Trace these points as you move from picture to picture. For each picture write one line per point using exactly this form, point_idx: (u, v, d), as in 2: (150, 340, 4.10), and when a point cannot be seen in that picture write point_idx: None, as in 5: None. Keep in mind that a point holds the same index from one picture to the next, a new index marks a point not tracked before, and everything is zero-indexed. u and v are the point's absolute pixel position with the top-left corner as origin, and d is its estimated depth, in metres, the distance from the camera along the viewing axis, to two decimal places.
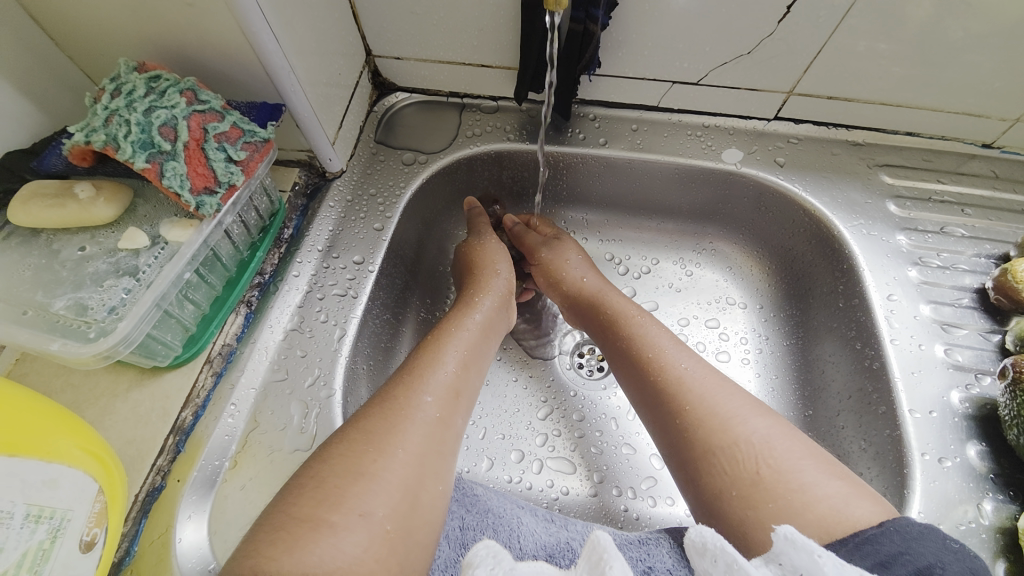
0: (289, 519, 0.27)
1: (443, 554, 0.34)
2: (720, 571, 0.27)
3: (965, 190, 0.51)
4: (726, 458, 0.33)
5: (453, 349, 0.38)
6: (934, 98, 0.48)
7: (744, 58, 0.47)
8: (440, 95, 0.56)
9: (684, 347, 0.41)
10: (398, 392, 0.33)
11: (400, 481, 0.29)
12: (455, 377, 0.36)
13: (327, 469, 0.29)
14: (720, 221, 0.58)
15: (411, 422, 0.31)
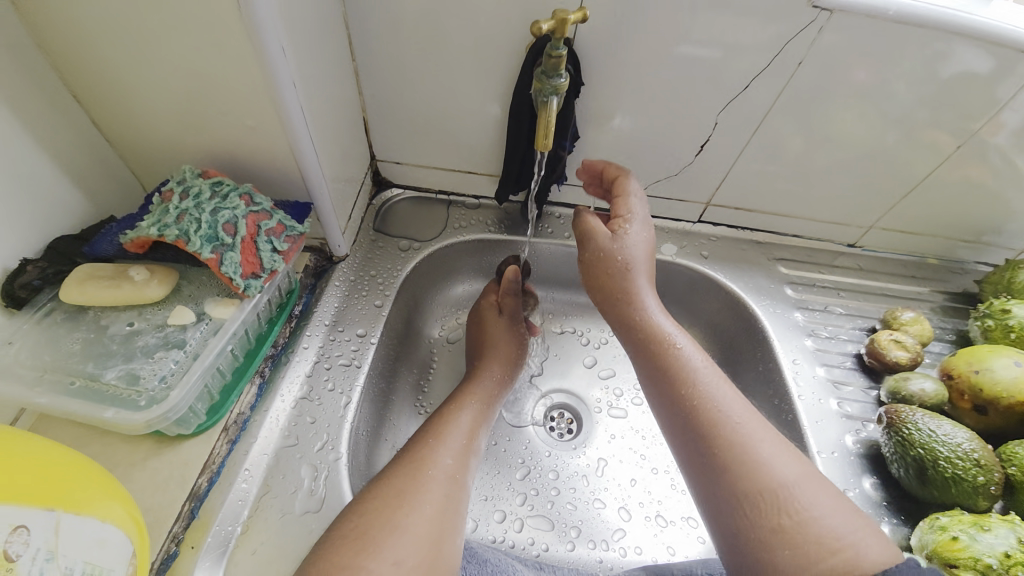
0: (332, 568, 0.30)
1: None
2: None
3: (839, 279, 0.67)
4: (762, 501, 0.38)
5: (466, 413, 0.44)
6: (808, 210, 0.65)
7: (674, 176, 0.62)
8: (430, 192, 0.66)
9: (729, 387, 0.45)
10: (423, 451, 0.38)
11: (428, 533, 0.34)
12: (468, 439, 0.41)
13: (361, 524, 0.33)
14: (663, 300, 0.70)
15: (433, 479, 0.36)
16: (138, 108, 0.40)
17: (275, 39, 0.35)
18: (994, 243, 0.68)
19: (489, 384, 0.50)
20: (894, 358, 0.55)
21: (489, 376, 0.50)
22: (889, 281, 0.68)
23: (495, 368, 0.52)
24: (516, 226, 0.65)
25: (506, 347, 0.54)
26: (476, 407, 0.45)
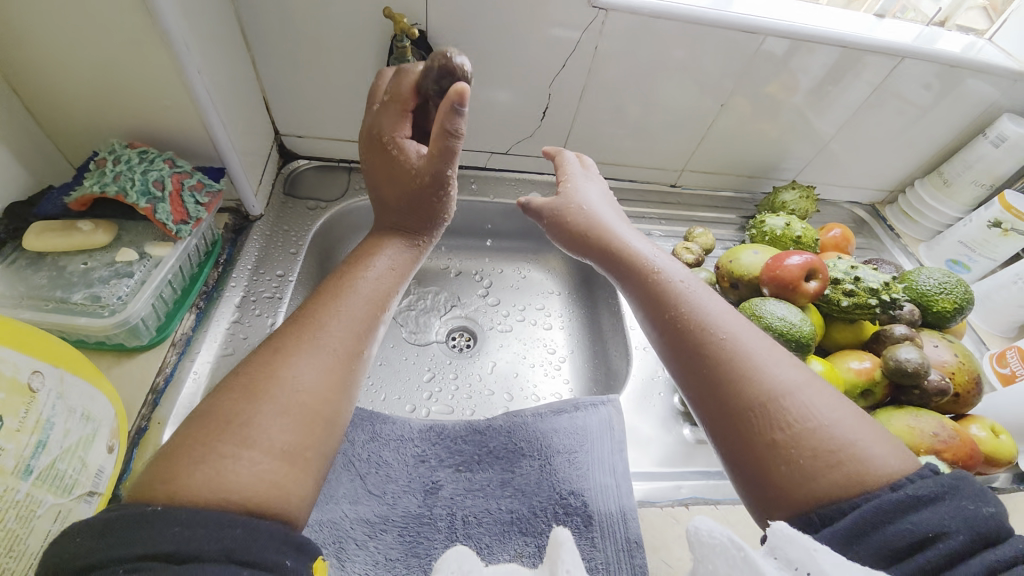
0: (208, 423, 0.32)
1: (357, 450, 0.49)
2: (721, 557, 0.35)
3: (663, 211, 0.87)
4: (782, 418, 0.37)
5: (370, 268, 0.44)
6: (634, 159, 0.85)
7: (529, 137, 0.79)
8: (333, 161, 0.79)
9: (724, 309, 0.45)
10: (317, 310, 0.39)
11: (313, 395, 0.35)
12: (369, 300, 0.42)
13: (241, 385, 0.34)
14: (536, 238, 0.87)
15: (315, 342, 0.37)
16: (69, 94, 0.50)
17: (182, 38, 0.47)
18: (771, 177, 0.92)
19: (400, 245, 0.48)
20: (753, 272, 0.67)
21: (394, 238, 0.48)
22: (700, 211, 0.89)
23: (402, 215, 0.48)
24: None
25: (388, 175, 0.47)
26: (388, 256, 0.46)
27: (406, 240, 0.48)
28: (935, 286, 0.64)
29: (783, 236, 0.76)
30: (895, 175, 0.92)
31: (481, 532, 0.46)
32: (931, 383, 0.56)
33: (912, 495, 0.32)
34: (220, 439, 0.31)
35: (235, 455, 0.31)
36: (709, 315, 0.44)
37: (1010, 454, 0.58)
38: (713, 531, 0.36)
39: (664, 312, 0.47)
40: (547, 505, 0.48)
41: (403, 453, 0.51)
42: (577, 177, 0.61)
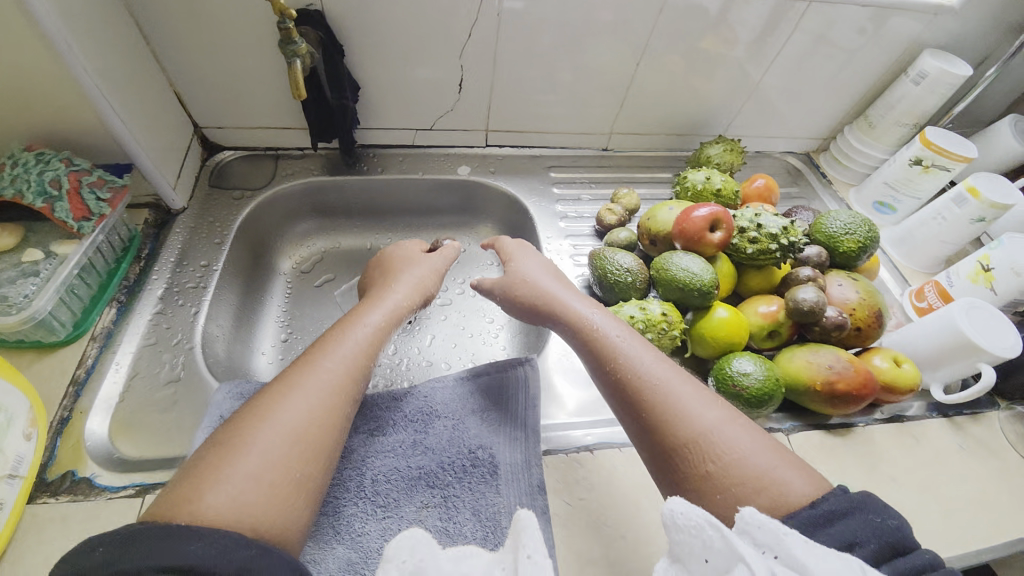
0: (219, 451, 0.38)
1: None
2: (699, 543, 0.33)
3: (595, 174, 0.88)
4: (697, 454, 0.41)
5: (365, 320, 0.52)
6: (562, 125, 0.85)
7: (451, 112, 0.79)
8: (258, 150, 0.80)
9: (652, 354, 0.49)
10: (316, 353, 0.47)
11: (305, 424, 0.41)
12: (367, 340, 0.50)
13: (248, 417, 0.40)
14: (472, 212, 0.89)
15: (308, 380, 0.44)
16: None
17: (60, 35, 0.48)
18: (702, 132, 0.92)
19: (388, 301, 0.57)
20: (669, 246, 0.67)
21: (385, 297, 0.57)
22: (631, 172, 0.90)
23: (403, 287, 0.60)
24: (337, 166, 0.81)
25: (401, 277, 0.62)
26: (382, 309, 0.55)
27: (407, 301, 0.59)
28: (841, 228, 0.66)
29: (703, 190, 0.77)
30: (826, 120, 0.92)
31: (388, 487, 0.49)
32: (828, 319, 0.59)
33: (825, 510, 0.34)
34: (228, 457, 0.37)
35: (230, 476, 0.36)
36: (634, 359, 0.48)
37: (912, 381, 0.60)
38: (685, 511, 0.34)
39: (598, 363, 0.50)
40: (457, 460, 0.52)
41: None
42: (518, 254, 0.65)
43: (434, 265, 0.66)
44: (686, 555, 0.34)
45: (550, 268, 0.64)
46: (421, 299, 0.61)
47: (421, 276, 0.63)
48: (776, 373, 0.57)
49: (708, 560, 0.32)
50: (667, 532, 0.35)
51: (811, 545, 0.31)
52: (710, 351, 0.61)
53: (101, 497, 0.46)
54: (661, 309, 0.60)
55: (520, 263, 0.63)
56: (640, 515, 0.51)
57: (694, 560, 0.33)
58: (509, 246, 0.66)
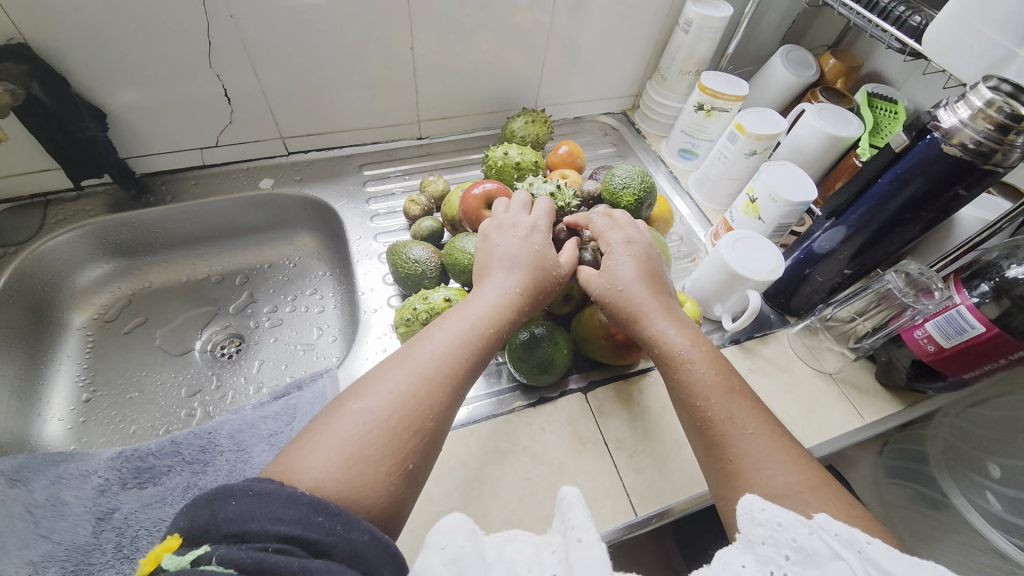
0: (332, 411, 0.42)
1: (34, 497, 0.48)
2: (778, 538, 0.39)
3: (411, 165, 0.87)
4: (750, 467, 0.44)
5: (481, 302, 0.51)
6: (363, 121, 0.83)
7: (231, 124, 0.76)
8: (23, 199, 0.72)
9: (720, 371, 0.50)
10: (426, 336, 0.48)
11: (403, 404, 0.42)
12: (471, 323, 0.49)
13: (350, 396, 0.42)
14: (292, 224, 0.85)
15: (410, 362, 0.45)
16: None
17: None
18: (512, 107, 0.92)
19: (504, 294, 0.52)
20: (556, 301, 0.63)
21: (502, 266, 0.54)
22: (448, 156, 0.89)
23: (511, 279, 0.53)
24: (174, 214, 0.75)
25: (507, 254, 0.54)
26: (502, 274, 0.53)
27: (518, 292, 0.52)
28: (621, 183, 0.69)
29: (504, 165, 0.77)
30: (627, 78, 0.95)
31: (151, 540, 0.47)
32: None
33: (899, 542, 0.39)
34: (323, 429, 0.40)
35: (331, 445, 0.38)
36: (697, 368, 0.50)
37: (693, 319, 0.64)
38: (767, 508, 0.40)
39: (662, 366, 0.52)
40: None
41: (85, 487, 0.50)
42: (617, 249, 0.58)
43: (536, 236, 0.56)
44: (763, 545, 0.39)
45: (645, 260, 0.58)
46: (536, 299, 0.54)
47: (527, 262, 0.54)
48: (559, 336, 0.59)
49: (790, 557, 0.38)
50: (746, 526, 0.41)
51: (890, 554, 0.36)
52: None
53: None
54: (444, 294, 0.59)
55: (618, 258, 0.57)
56: (430, 505, 0.51)
57: (774, 554, 0.38)
58: (613, 237, 0.59)
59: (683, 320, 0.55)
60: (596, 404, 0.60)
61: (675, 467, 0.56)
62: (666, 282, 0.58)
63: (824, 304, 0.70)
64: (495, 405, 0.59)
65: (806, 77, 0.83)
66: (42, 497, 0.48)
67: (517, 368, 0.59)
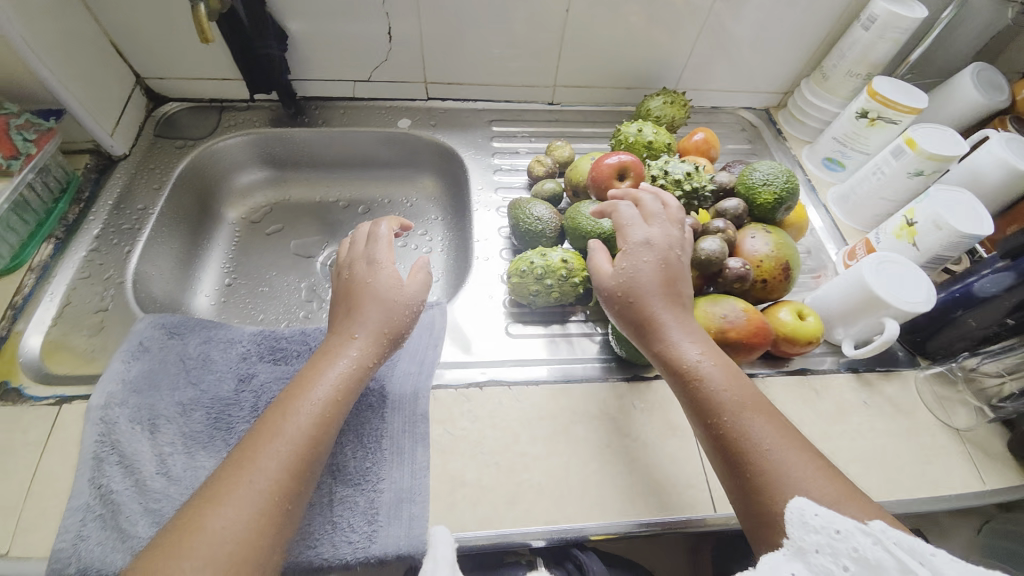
0: (159, 551, 0.35)
1: (188, 351, 0.58)
2: (836, 546, 0.37)
3: (538, 129, 0.87)
4: (776, 487, 0.41)
5: (316, 391, 0.45)
6: (502, 77, 0.85)
7: (385, 62, 0.80)
8: (204, 101, 0.82)
9: (740, 387, 0.47)
10: (253, 446, 0.41)
11: (235, 539, 0.36)
12: (313, 415, 0.43)
13: (159, 548, 0.35)
14: (419, 165, 0.90)
15: (251, 478, 0.39)
16: None
17: None
18: (651, 86, 0.89)
19: (351, 360, 0.48)
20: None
21: (349, 349, 0.48)
22: (577, 126, 0.89)
23: (359, 342, 0.49)
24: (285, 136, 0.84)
25: (360, 317, 0.50)
26: (347, 359, 0.48)
27: (358, 363, 0.48)
28: (760, 179, 0.65)
29: (636, 142, 0.75)
30: (781, 75, 0.89)
31: None
32: (729, 271, 0.60)
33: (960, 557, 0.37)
34: None
35: None
36: (709, 383, 0.47)
37: (813, 335, 0.60)
38: (820, 514, 0.38)
39: (680, 385, 0.48)
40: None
41: (230, 351, 0.58)
42: (637, 249, 0.53)
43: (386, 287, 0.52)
44: (817, 553, 0.38)
45: (668, 262, 0.52)
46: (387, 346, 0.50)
47: (379, 324, 0.50)
48: None
49: (849, 567, 0.36)
50: (796, 532, 0.39)
51: (958, 561, 0.34)
52: None
53: (27, 403, 0.51)
54: (561, 256, 0.61)
55: (637, 260, 0.52)
56: (516, 448, 0.53)
57: (831, 564, 0.37)
58: (634, 234, 0.53)
59: (699, 334, 0.50)
60: None
61: None
62: (686, 288, 0.53)
63: (968, 354, 0.63)
64: (589, 371, 0.60)
65: (996, 101, 0.73)
66: (193, 355, 0.57)
67: (618, 342, 0.59)
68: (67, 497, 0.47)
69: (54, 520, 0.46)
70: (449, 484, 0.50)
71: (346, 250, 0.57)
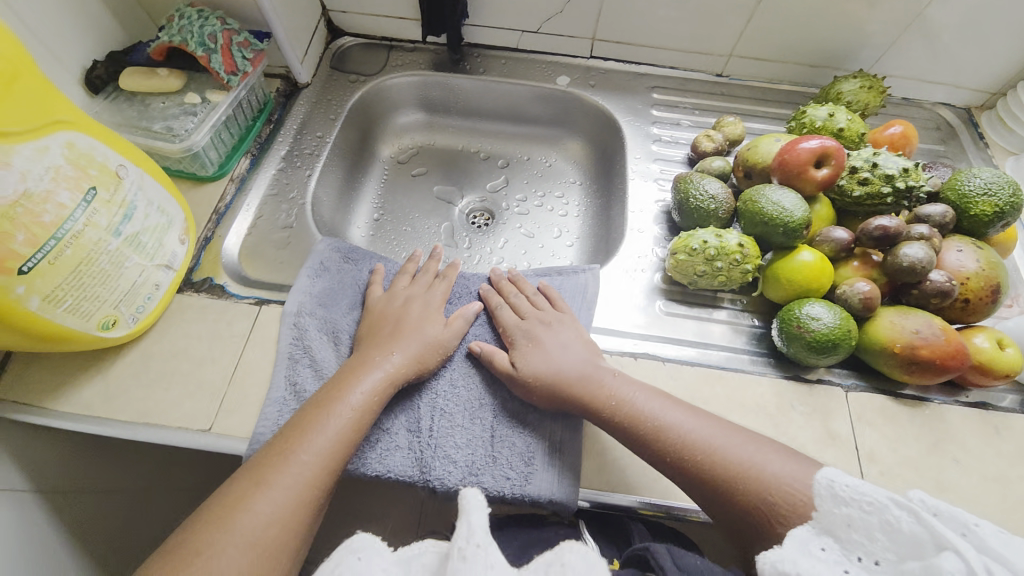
0: (204, 530, 0.39)
1: (358, 278, 0.61)
2: (864, 515, 0.36)
3: (702, 101, 0.82)
4: (776, 521, 0.40)
5: (350, 397, 0.47)
6: (675, 42, 0.80)
7: (560, 14, 0.77)
8: (376, 38, 0.85)
9: (725, 432, 0.45)
10: (289, 440, 0.44)
11: (270, 523, 0.40)
12: (347, 421, 0.46)
13: (210, 519, 0.40)
14: (566, 126, 0.88)
15: (287, 468, 0.43)
16: None
17: None
18: (839, 66, 0.81)
19: (384, 372, 0.49)
20: (845, 296, 0.56)
21: (387, 362, 0.50)
22: (744, 103, 0.83)
23: (395, 356, 0.51)
24: (430, 97, 0.87)
25: (401, 335, 0.52)
26: (381, 372, 0.49)
27: (394, 372, 0.50)
28: (979, 187, 0.57)
29: (823, 128, 0.69)
30: (1001, 70, 0.77)
31: None
32: (930, 283, 0.54)
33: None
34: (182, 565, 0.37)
35: None
36: (670, 426, 0.46)
37: (1012, 368, 0.54)
38: (852, 486, 0.37)
39: (645, 447, 0.47)
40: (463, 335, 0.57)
41: None
42: (520, 333, 0.55)
43: (422, 322, 0.54)
44: (848, 528, 0.36)
45: (547, 337, 0.54)
46: (422, 369, 0.52)
47: (417, 345, 0.52)
48: (850, 326, 0.54)
49: (880, 540, 0.35)
50: (826, 505, 0.38)
51: (998, 534, 0.33)
52: (783, 294, 0.59)
53: (230, 299, 0.57)
54: (739, 240, 0.57)
55: (535, 341, 0.54)
56: None
57: (861, 538, 0.36)
58: (510, 319, 0.56)
59: (637, 389, 0.50)
60: (859, 407, 0.55)
61: None
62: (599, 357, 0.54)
63: None
64: (743, 363, 0.59)
65: None
66: (361, 282, 0.61)
67: (785, 339, 0.56)
68: (265, 388, 0.52)
69: (253, 406, 0.51)
70: (599, 447, 0.52)
71: (402, 285, 0.59)
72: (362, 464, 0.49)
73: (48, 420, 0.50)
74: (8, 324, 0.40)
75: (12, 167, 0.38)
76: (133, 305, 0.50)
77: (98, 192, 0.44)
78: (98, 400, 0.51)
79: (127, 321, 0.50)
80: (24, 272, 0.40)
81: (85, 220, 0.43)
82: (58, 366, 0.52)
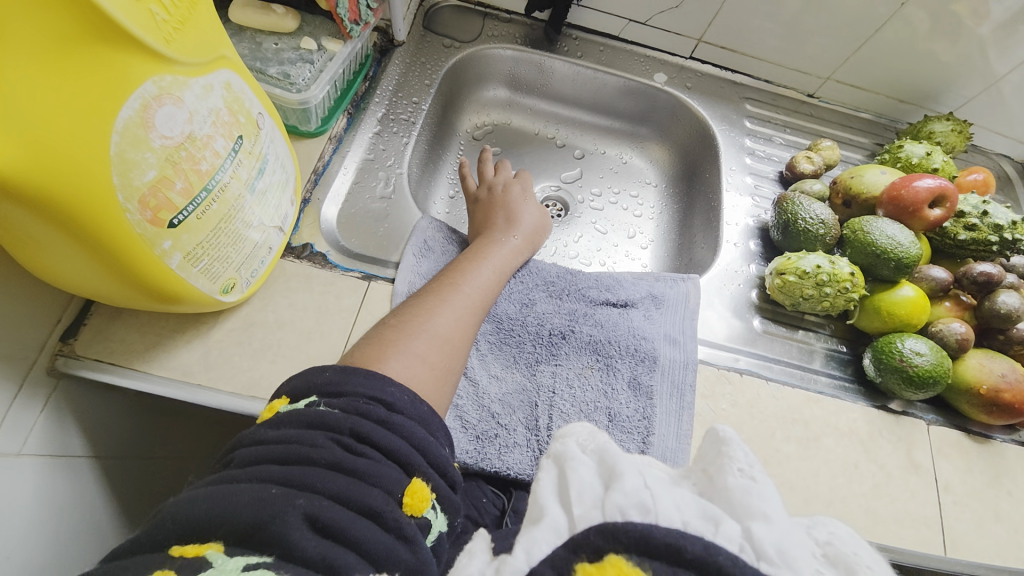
0: (362, 359, 0.40)
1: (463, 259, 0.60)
2: None
3: (792, 120, 0.83)
4: None
5: (482, 266, 0.55)
6: (776, 58, 0.80)
7: (674, 9, 0.75)
8: (471, 4, 0.80)
9: None
10: (435, 295, 0.49)
11: (426, 357, 0.43)
12: (477, 292, 0.52)
13: (370, 346, 0.42)
14: (650, 124, 0.87)
15: (434, 317, 0.46)
16: None
17: None
18: (927, 105, 0.82)
19: (506, 246, 0.59)
20: (940, 335, 0.58)
21: (504, 244, 0.59)
22: (832, 127, 0.83)
23: (512, 237, 0.60)
24: (518, 74, 0.84)
25: (513, 222, 0.62)
26: (494, 265, 0.56)
27: (512, 250, 0.59)
28: None
29: (919, 165, 0.70)
30: None
31: (563, 341, 0.56)
32: (1018, 331, 0.58)
33: None
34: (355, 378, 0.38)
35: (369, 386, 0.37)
36: None
37: None
38: None
39: None
40: (569, 328, 0.57)
41: (527, 281, 0.60)
42: None
43: (524, 211, 0.65)
44: None
45: None
46: (531, 252, 0.62)
47: (526, 229, 0.62)
48: (946, 363, 0.56)
49: None
50: None
51: None
52: (878, 325, 0.61)
53: (334, 270, 0.54)
54: (850, 268, 0.59)
55: None
56: (772, 441, 0.54)
57: None
58: None
59: None
60: (936, 439, 0.58)
61: (992, 531, 0.55)
62: None
63: None
64: (831, 386, 0.61)
65: None
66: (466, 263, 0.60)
67: (881, 369, 0.58)
68: None
69: None
70: None
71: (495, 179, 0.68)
72: (481, 459, 0.49)
73: (145, 383, 0.46)
74: (146, 280, 0.36)
75: (184, 104, 0.33)
76: (250, 269, 0.46)
77: (243, 142, 0.40)
78: (197, 366, 0.47)
79: (243, 285, 0.46)
80: (173, 226, 0.35)
81: (232, 172, 0.39)
82: (154, 325, 0.48)
